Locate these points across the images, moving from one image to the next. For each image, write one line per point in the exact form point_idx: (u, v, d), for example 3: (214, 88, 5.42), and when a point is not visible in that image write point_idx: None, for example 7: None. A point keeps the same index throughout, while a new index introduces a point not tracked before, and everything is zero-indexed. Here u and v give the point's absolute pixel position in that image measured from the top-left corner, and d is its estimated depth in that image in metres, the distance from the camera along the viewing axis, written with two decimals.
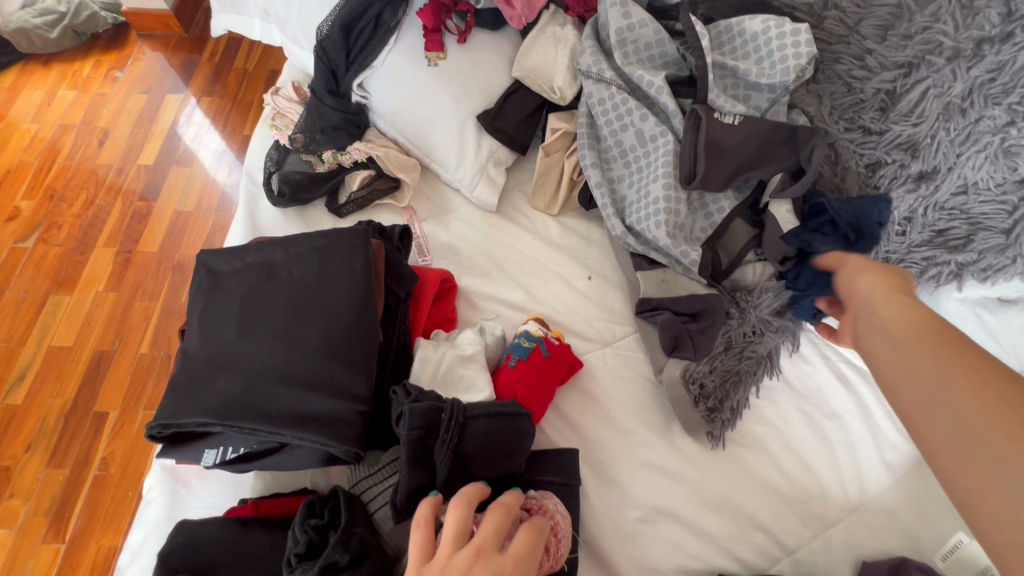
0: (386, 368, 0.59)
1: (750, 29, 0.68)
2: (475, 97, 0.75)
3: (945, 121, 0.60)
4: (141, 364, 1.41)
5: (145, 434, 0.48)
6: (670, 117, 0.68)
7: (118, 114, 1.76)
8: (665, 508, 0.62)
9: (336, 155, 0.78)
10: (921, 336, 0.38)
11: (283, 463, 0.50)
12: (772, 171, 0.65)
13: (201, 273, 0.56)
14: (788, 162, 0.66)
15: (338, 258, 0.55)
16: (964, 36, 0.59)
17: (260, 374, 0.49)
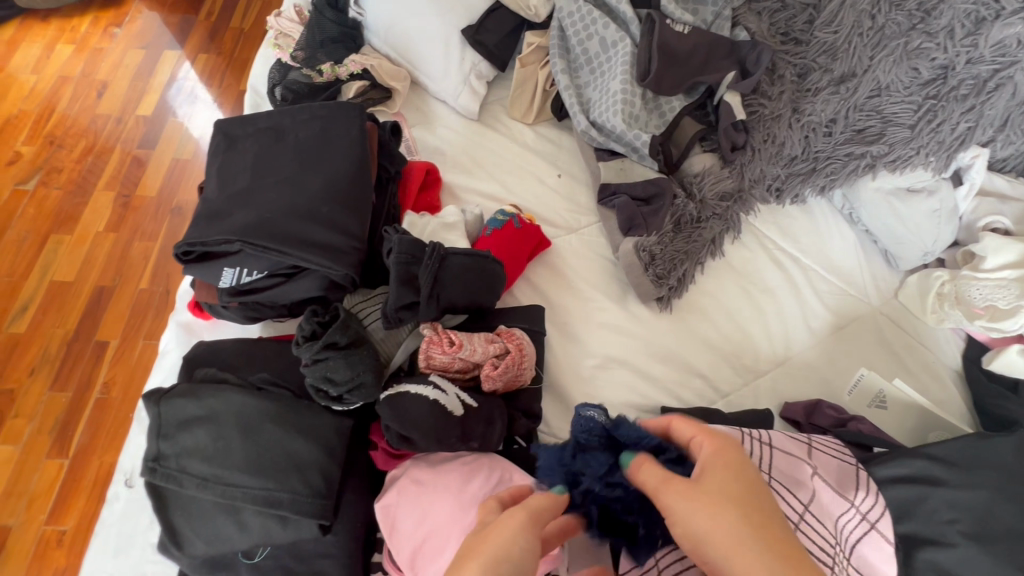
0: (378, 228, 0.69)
1: None
2: (459, 14, 0.84)
3: (857, 28, 0.72)
4: (141, 298, 1.48)
5: (175, 254, 0.57)
6: (630, 25, 0.78)
7: (117, 68, 1.82)
8: (619, 357, 0.71)
9: (334, 67, 0.86)
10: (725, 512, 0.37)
11: (291, 288, 0.59)
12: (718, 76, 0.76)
13: (218, 137, 0.64)
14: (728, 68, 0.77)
15: (337, 125, 0.64)
16: None
17: (272, 208, 0.58)
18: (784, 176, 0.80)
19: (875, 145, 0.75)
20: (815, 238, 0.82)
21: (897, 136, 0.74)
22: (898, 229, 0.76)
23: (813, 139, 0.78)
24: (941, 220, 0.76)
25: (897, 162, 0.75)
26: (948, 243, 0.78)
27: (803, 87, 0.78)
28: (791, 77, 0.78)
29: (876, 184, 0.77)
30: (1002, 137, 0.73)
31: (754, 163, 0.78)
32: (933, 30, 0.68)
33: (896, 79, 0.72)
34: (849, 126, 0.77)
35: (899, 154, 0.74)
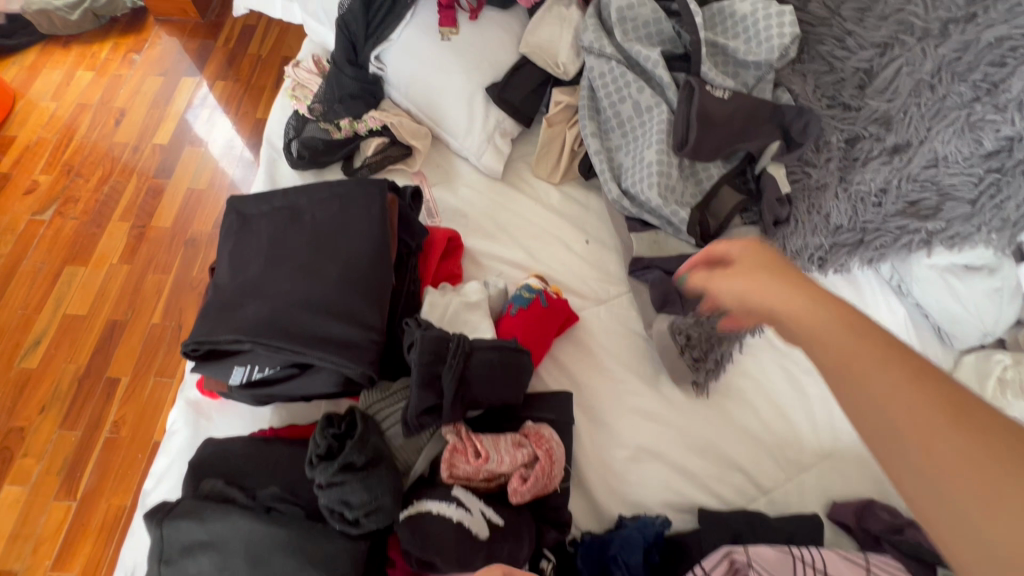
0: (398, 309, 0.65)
1: (740, 11, 0.74)
2: (484, 70, 0.81)
3: (915, 97, 0.67)
4: (153, 333, 1.46)
5: (181, 351, 0.53)
6: (665, 90, 0.74)
7: (135, 95, 1.81)
8: (652, 448, 0.66)
9: (352, 123, 0.83)
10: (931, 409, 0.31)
11: (305, 385, 0.55)
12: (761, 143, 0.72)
13: (231, 215, 0.61)
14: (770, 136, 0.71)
15: (356, 204, 0.61)
16: (932, 18, 0.65)
17: (286, 301, 0.54)
18: (828, 247, 0.73)
19: (930, 220, 0.68)
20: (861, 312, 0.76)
21: (956, 211, 0.67)
22: (956, 309, 0.70)
23: (860, 210, 0.71)
24: (1002, 299, 0.69)
25: (955, 239, 0.68)
26: (1009, 322, 0.71)
27: (851, 155, 0.72)
28: (838, 143, 0.72)
29: (931, 261, 0.71)
30: None
31: (797, 234, 0.73)
32: (1001, 103, 0.61)
33: (956, 150, 0.65)
34: (902, 197, 0.70)
35: (959, 231, 0.67)
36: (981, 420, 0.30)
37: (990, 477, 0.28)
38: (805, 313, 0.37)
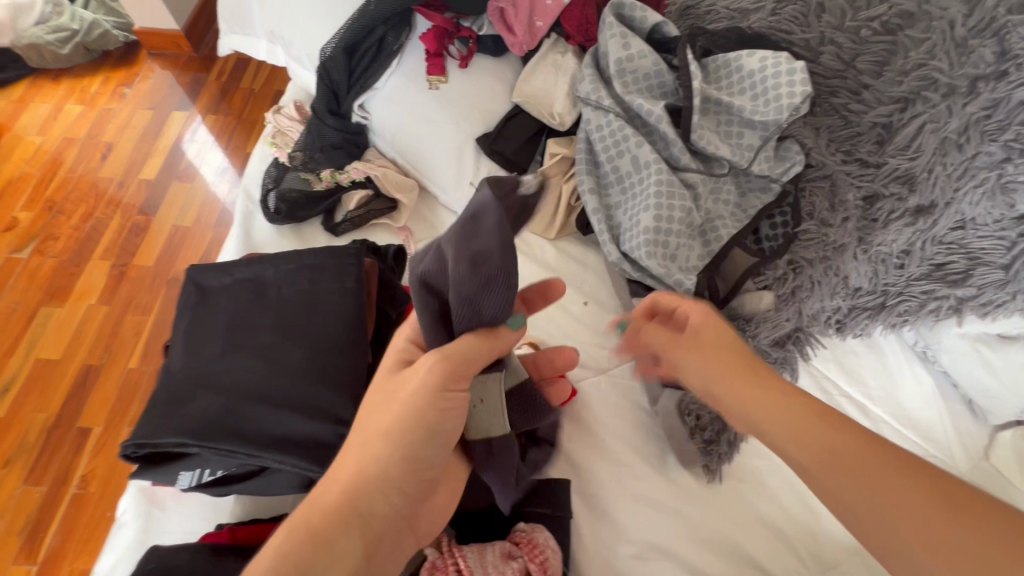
0: None
1: (747, 67, 0.68)
2: (474, 119, 0.76)
3: (941, 155, 0.60)
4: (129, 379, 1.38)
5: (120, 453, 0.47)
6: (672, 148, 0.69)
7: (123, 129, 1.75)
8: (660, 544, 0.59)
9: (334, 174, 0.78)
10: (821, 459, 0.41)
11: (263, 488, 0.48)
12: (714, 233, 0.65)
13: (189, 287, 0.55)
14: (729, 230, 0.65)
15: (327, 276, 0.55)
16: (959, 74, 0.58)
17: (243, 393, 0.48)
18: (846, 309, 0.68)
19: (958, 287, 0.62)
20: (886, 381, 0.70)
21: (988, 278, 0.60)
22: (991, 383, 0.64)
23: (881, 272, 0.66)
24: None
25: (988, 307, 0.61)
26: None
27: (869, 214, 0.66)
28: (855, 202, 0.66)
29: (962, 330, 0.65)
30: None
31: (812, 297, 0.67)
32: None
33: (984, 213, 0.59)
34: (927, 260, 0.63)
35: (991, 298, 0.61)
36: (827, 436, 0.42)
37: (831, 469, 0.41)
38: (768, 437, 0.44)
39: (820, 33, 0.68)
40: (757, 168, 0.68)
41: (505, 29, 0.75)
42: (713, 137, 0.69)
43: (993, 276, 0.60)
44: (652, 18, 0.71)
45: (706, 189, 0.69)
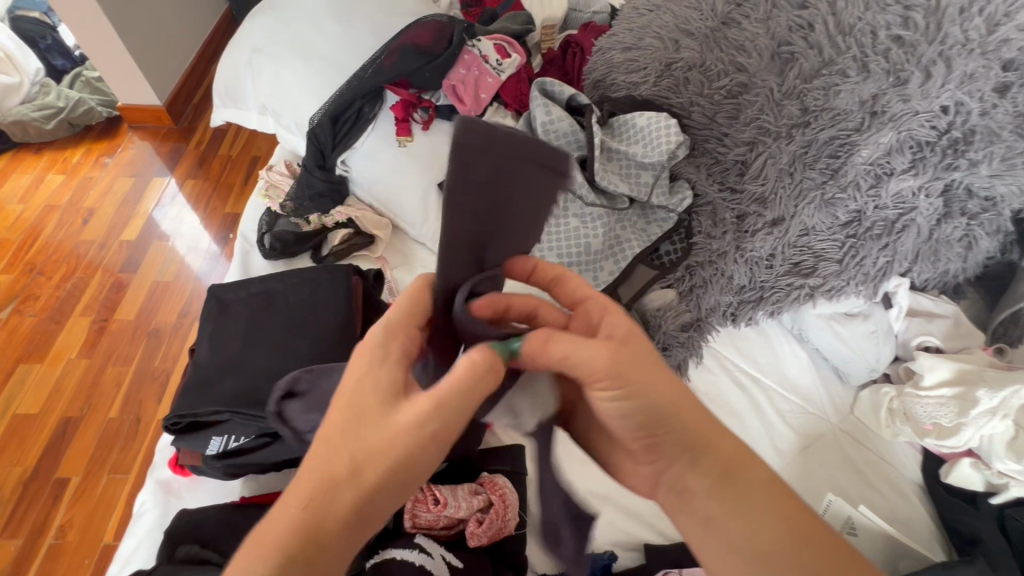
0: None
1: (639, 124, 0.89)
2: (436, 170, 0.95)
3: (780, 181, 0.82)
4: (109, 428, 1.39)
5: (164, 424, 0.61)
6: (579, 188, 0.87)
7: (105, 196, 1.83)
8: (599, 492, 0.73)
9: (320, 218, 0.94)
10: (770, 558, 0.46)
11: (278, 452, 0.63)
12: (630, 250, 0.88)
13: (212, 301, 0.70)
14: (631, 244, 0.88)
15: (324, 287, 0.71)
16: (780, 123, 0.81)
17: (262, 374, 0.63)
18: (736, 303, 0.87)
19: (811, 277, 0.83)
20: (772, 358, 0.89)
21: (829, 269, 0.82)
22: (844, 350, 0.84)
23: (756, 271, 0.86)
24: (879, 340, 0.83)
25: (832, 291, 0.82)
26: (890, 359, 0.85)
27: (742, 228, 0.86)
28: (730, 219, 0.87)
29: (817, 311, 0.86)
30: (917, 268, 0.82)
31: (707, 294, 0.86)
32: (843, 184, 0.78)
33: (819, 221, 0.81)
34: (787, 259, 0.84)
35: (833, 285, 0.82)
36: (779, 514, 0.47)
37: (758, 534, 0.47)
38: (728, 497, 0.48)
39: (689, 98, 0.90)
40: (655, 200, 0.88)
41: (457, 101, 0.95)
42: (614, 179, 0.88)
43: (832, 268, 0.82)
44: (568, 91, 0.93)
45: (612, 218, 0.88)
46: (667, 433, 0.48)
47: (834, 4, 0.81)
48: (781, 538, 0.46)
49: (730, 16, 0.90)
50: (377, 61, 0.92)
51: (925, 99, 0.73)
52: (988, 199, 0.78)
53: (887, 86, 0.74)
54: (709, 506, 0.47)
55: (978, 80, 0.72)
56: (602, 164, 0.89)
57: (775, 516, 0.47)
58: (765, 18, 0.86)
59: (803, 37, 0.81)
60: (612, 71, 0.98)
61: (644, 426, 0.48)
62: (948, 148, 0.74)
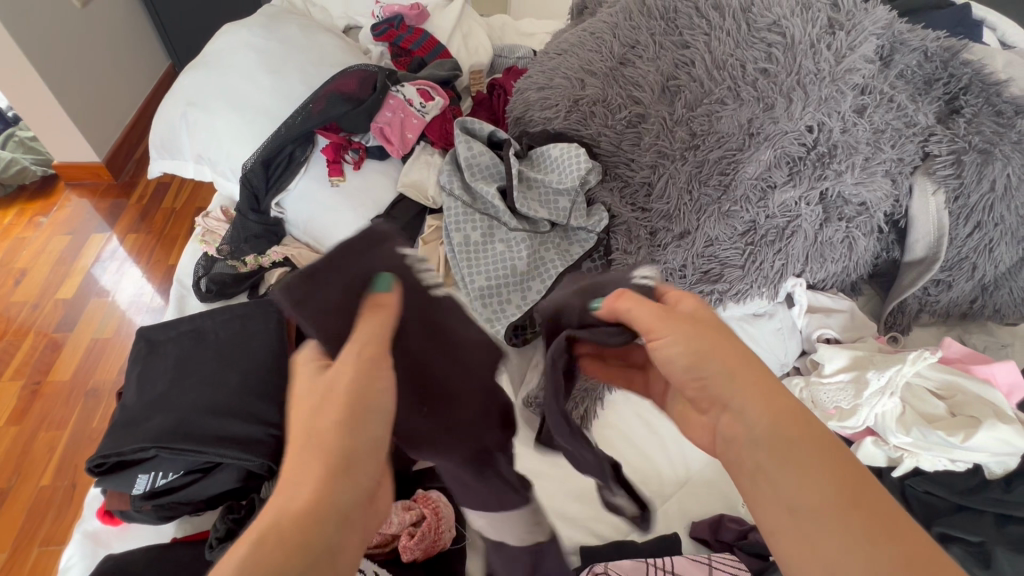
0: None
1: (552, 155, 0.98)
2: (368, 207, 0.99)
3: (682, 198, 0.90)
4: (41, 498, 1.30)
5: (86, 466, 0.61)
6: (501, 215, 0.94)
7: (38, 255, 1.76)
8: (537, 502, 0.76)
9: (257, 258, 0.97)
10: (834, 515, 0.39)
11: (206, 487, 0.64)
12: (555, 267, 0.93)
13: (140, 342, 0.71)
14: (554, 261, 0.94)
15: (254, 320, 0.73)
16: (674, 148, 0.91)
17: (190, 409, 0.64)
18: None
19: (719, 283, 0.90)
20: None
21: (734, 275, 0.89)
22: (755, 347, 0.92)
23: (671, 281, 0.92)
24: (785, 336, 0.93)
25: (738, 294, 0.89)
26: (795, 352, 0.93)
27: (655, 242, 0.94)
28: (643, 236, 0.95)
29: (728, 313, 0.93)
30: (809, 269, 0.91)
31: None
32: (736, 198, 0.87)
33: (721, 232, 0.89)
34: (697, 268, 0.91)
35: (738, 288, 0.89)
36: (832, 449, 0.42)
37: (810, 481, 0.41)
38: (764, 413, 0.44)
39: (597, 129, 0.99)
40: (574, 223, 0.95)
41: (385, 141, 1.02)
42: (533, 205, 0.95)
43: (737, 274, 0.89)
44: (487, 128, 1.01)
45: (534, 241, 0.95)
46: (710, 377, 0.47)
47: (709, 43, 0.93)
48: (834, 494, 0.40)
49: (626, 57, 1.01)
50: (307, 108, 0.99)
51: (791, 119, 0.84)
52: (862, 204, 0.88)
53: (759, 112, 0.85)
54: (755, 424, 0.44)
55: (833, 103, 0.84)
56: (522, 192, 0.97)
57: (836, 459, 0.42)
58: (654, 57, 0.98)
59: (686, 72, 0.93)
60: (529, 109, 1.07)
61: (692, 366, 0.48)
62: (816, 161, 0.85)
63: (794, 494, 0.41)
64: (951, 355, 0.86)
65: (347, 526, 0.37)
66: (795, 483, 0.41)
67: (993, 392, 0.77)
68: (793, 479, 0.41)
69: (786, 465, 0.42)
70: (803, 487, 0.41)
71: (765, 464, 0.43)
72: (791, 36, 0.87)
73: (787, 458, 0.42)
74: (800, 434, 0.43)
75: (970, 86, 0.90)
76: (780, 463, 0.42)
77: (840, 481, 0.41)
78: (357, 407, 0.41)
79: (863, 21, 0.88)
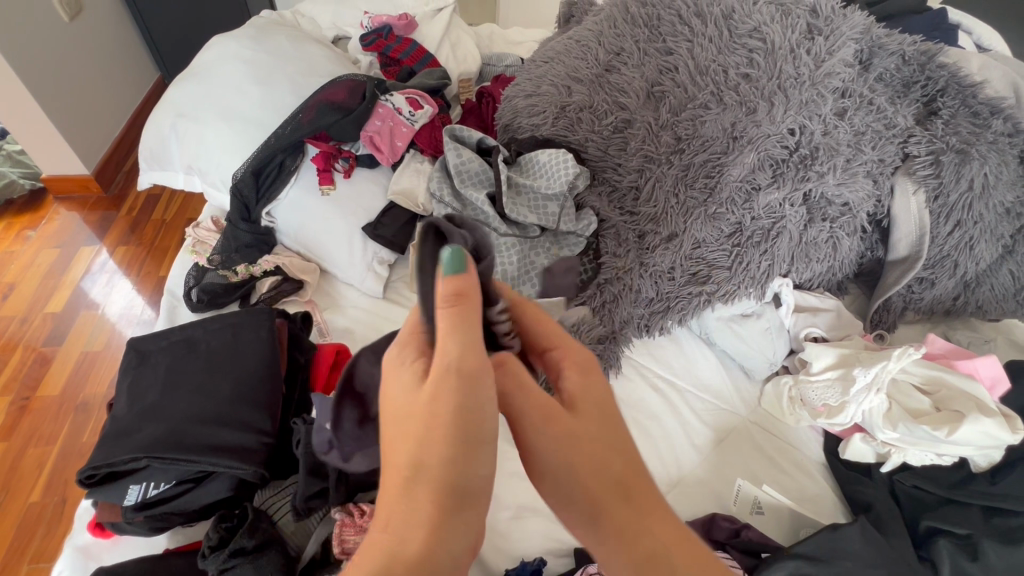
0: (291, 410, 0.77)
1: (541, 160, 0.99)
2: (359, 215, 1.00)
3: (669, 201, 0.92)
4: (30, 515, 1.28)
5: (77, 478, 0.61)
6: (491, 221, 0.95)
7: (27, 269, 1.75)
8: (531, 505, 0.76)
9: (248, 267, 0.98)
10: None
11: (199, 496, 0.63)
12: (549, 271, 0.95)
13: (131, 353, 0.71)
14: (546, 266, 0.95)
15: (246, 329, 0.74)
16: (660, 152, 0.93)
17: (181, 418, 0.64)
18: (647, 315, 0.94)
19: (708, 284, 0.91)
20: (685, 362, 0.97)
21: (721, 276, 0.90)
22: (744, 347, 0.93)
23: (661, 283, 0.93)
24: (773, 336, 0.93)
25: (726, 296, 0.91)
26: (785, 352, 0.94)
27: (644, 246, 0.95)
28: (632, 239, 0.96)
29: (717, 314, 0.95)
30: (795, 269, 0.93)
31: (620, 308, 0.94)
32: (721, 201, 0.88)
33: (707, 234, 0.90)
34: (686, 270, 0.92)
35: (726, 289, 0.90)
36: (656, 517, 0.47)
37: (642, 551, 0.46)
38: (593, 491, 0.47)
39: (584, 135, 1.01)
40: (563, 227, 0.97)
41: (375, 150, 1.02)
42: (523, 211, 0.96)
43: (725, 276, 0.90)
44: (476, 135, 1.02)
45: (524, 245, 0.96)
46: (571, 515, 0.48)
47: (692, 50, 0.95)
48: (660, 561, 0.45)
49: (611, 64, 1.03)
50: (297, 118, 0.99)
51: (773, 122, 0.85)
52: (845, 205, 0.90)
53: (742, 116, 0.87)
54: (614, 563, 0.46)
55: (814, 106, 0.86)
56: (511, 197, 0.98)
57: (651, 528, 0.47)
58: (638, 64, 1.00)
59: (670, 78, 0.95)
60: (517, 116, 1.09)
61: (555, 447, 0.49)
62: (799, 163, 0.86)
63: (627, 565, 0.46)
64: (935, 351, 0.88)
65: (455, 568, 0.40)
66: (626, 557, 0.46)
67: (977, 385, 0.78)
68: (624, 553, 0.46)
69: (620, 540, 0.46)
70: (632, 560, 0.46)
71: (602, 540, 0.47)
72: (771, 41, 0.89)
73: (619, 535, 0.46)
74: (630, 508, 0.47)
75: (947, 89, 0.93)
76: (614, 539, 0.46)
77: (663, 548, 0.46)
78: (449, 425, 0.43)
79: (841, 26, 0.90)
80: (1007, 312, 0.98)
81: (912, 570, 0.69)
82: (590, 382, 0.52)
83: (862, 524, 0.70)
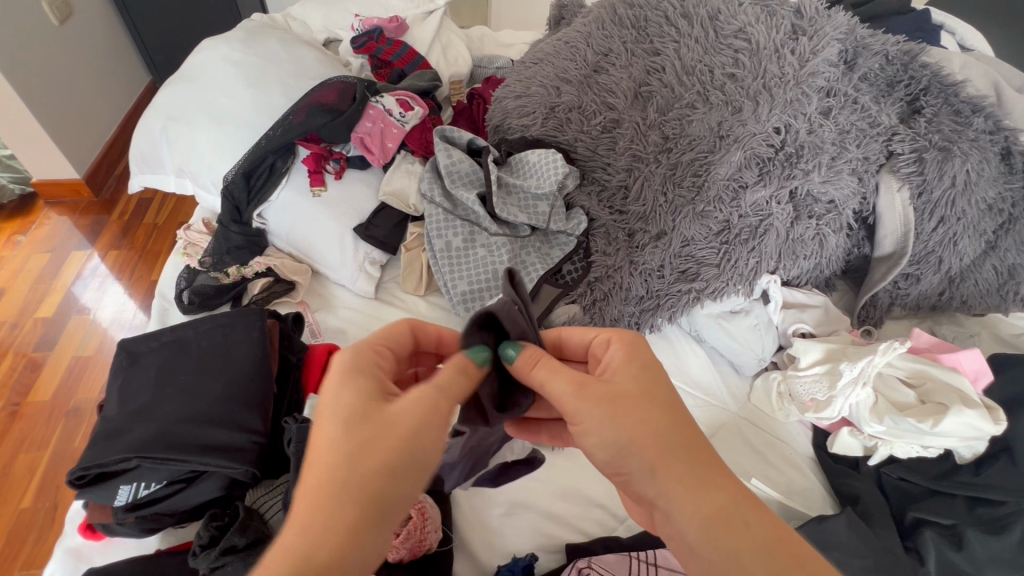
0: (282, 410, 0.77)
1: (530, 160, 1.00)
2: (350, 216, 1.00)
3: (658, 200, 0.93)
4: (21, 521, 1.27)
5: (67, 479, 0.61)
6: (482, 221, 0.96)
7: (16, 275, 1.73)
8: (523, 501, 0.76)
9: (240, 269, 0.97)
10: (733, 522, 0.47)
11: (190, 496, 0.64)
12: (542, 268, 0.96)
13: (121, 355, 0.71)
14: (538, 264, 0.97)
15: (237, 329, 0.74)
16: (648, 151, 0.94)
17: (171, 419, 0.64)
18: (637, 313, 0.95)
19: (697, 282, 0.91)
20: (674, 359, 0.98)
21: (711, 274, 0.90)
22: (733, 344, 0.94)
23: (650, 281, 0.94)
24: (762, 332, 0.94)
25: (715, 293, 0.91)
26: (774, 348, 0.95)
27: (634, 244, 0.96)
28: (622, 238, 0.97)
29: (706, 310, 0.96)
30: (783, 266, 0.93)
31: (610, 306, 0.95)
32: (709, 199, 0.89)
33: (696, 233, 0.90)
34: (675, 269, 0.93)
35: (715, 287, 0.91)
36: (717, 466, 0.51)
37: (710, 496, 0.49)
38: (658, 446, 0.51)
39: (573, 135, 1.02)
40: (554, 226, 0.97)
41: (365, 151, 1.03)
42: (513, 210, 0.97)
43: (713, 273, 0.90)
44: (467, 136, 1.03)
45: (515, 245, 0.97)
46: (633, 467, 0.52)
47: (678, 50, 0.96)
48: (729, 502, 0.49)
49: (599, 65, 1.04)
50: (287, 120, 1.00)
51: (759, 121, 0.86)
52: (831, 202, 0.91)
53: (728, 115, 0.88)
54: (680, 509, 0.49)
55: (799, 105, 0.87)
56: (502, 197, 0.98)
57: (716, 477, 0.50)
58: (627, 64, 1.01)
59: (658, 78, 0.96)
60: (507, 117, 1.10)
61: (611, 409, 0.53)
62: (785, 161, 0.87)
63: (697, 510, 0.48)
64: (920, 345, 0.89)
65: None
66: (695, 504, 0.49)
67: (962, 379, 0.78)
68: (695, 499, 0.49)
69: (688, 488, 0.49)
70: (701, 505, 0.48)
71: (670, 493, 0.50)
72: (756, 42, 0.91)
73: (687, 483, 0.50)
74: (694, 457, 0.51)
75: (930, 87, 0.94)
76: (682, 490, 0.49)
77: (730, 491, 0.49)
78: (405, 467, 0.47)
79: (825, 26, 0.92)
80: (991, 307, 1.00)
81: (899, 560, 0.70)
82: (642, 350, 0.59)
83: (847, 514, 0.72)
